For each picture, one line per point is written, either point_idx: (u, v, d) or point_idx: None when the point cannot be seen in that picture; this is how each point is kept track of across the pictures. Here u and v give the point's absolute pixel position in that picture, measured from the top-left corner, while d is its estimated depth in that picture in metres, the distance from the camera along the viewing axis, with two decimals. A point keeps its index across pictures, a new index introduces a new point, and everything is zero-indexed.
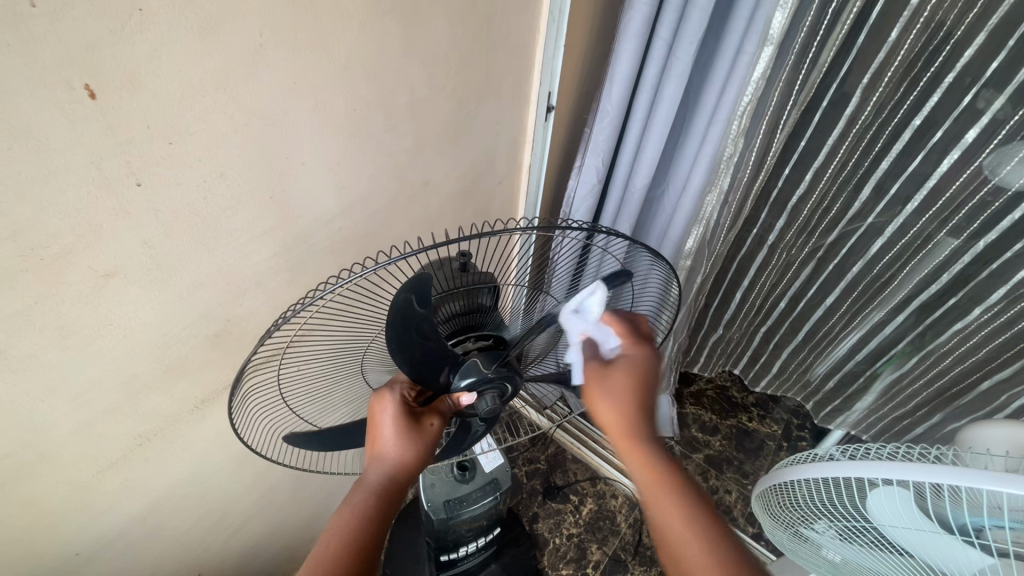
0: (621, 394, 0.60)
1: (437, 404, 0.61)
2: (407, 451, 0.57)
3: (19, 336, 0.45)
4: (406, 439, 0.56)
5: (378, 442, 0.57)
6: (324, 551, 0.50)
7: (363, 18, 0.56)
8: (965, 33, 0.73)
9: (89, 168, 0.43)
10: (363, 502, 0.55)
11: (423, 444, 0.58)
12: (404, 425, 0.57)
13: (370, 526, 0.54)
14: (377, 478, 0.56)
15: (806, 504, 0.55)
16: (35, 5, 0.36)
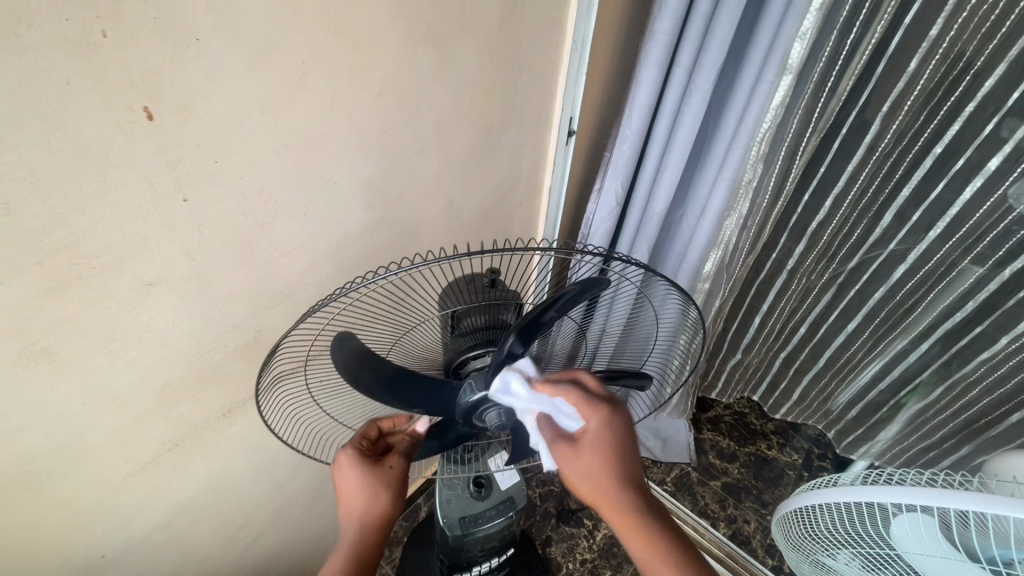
0: (592, 460, 0.56)
1: (396, 446, 0.65)
2: (371, 498, 0.60)
3: (67, 341, 0.47)
4: (365, 489, 0.60)
5: (344, 498, 0.60)
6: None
7: (398, 47, 0.60)
8: (985, 64, 0.74)
9: (143, 184, 0.46)
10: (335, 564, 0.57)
11: (386, 489, 0.61)
12: (364, 476, 0.60)
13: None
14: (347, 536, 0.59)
15: (828, 533, 0.54)
16: (107, 35, 0.39)
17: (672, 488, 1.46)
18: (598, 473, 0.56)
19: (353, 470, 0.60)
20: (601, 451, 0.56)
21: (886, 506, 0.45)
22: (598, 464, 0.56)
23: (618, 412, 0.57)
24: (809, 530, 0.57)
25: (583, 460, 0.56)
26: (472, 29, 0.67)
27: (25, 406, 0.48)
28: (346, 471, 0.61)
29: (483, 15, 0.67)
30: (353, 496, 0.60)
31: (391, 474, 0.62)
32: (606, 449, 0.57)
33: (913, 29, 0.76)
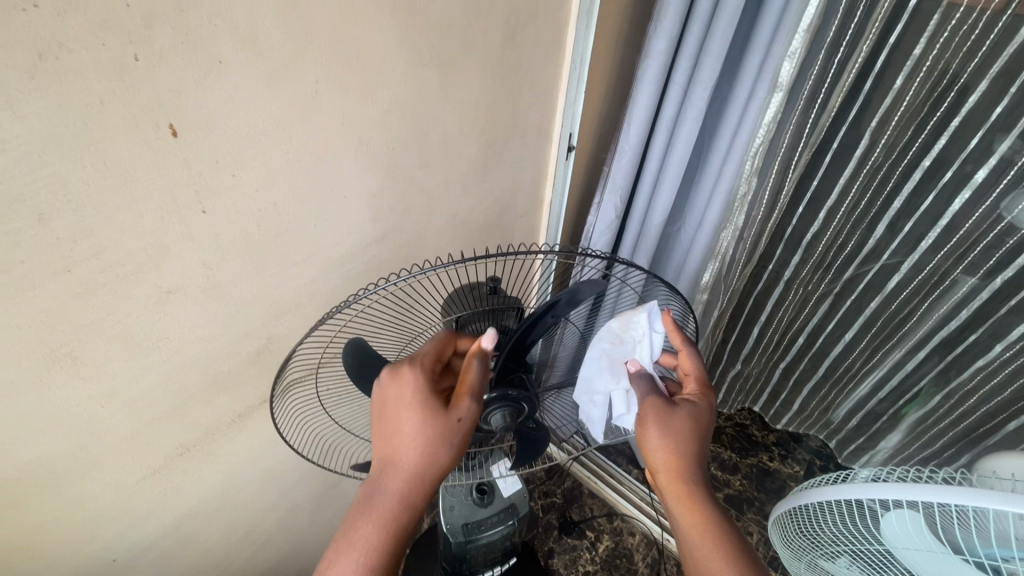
0: (686, 425, 0.62)
1: (466, 381, 0.54)
2: (433, 453, 0.54)
3: (90, 345, 0.50)
4: (430, 441, 0.54)
5: (399, 442, 0.54)
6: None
7: (406, 67, 0.63)
8: (969, 78, 0.77)
9: (166, 197, 0.48)
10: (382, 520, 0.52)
11: (446, 442, 0.54)
12: (430, 422, 0.53)
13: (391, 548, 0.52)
14: (396, 485, 0.53)
15: (824, 532, 0.56)
16: (139, 59, 0.42)
17: None
18: (681, 437, 0.62)
19: (418, 414, 0.53)
20: (693, 425, 0.63)
21: (876, 503, 0.46)
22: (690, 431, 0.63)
23: (710, 402, 0.67)
24: (806, 529, 0.59)
25: (679, 422, 0.62)
26: (475, 51, 0.71)
27: (49, 408, 0.50)
28: (412, 415, 0.53)
29: (485, 37, 0.71)
30: (413, 445, 0.54)
31: (461, 425, 0.54)
32: (696, 423, 0.63)
33: (897, 48, 0.79)
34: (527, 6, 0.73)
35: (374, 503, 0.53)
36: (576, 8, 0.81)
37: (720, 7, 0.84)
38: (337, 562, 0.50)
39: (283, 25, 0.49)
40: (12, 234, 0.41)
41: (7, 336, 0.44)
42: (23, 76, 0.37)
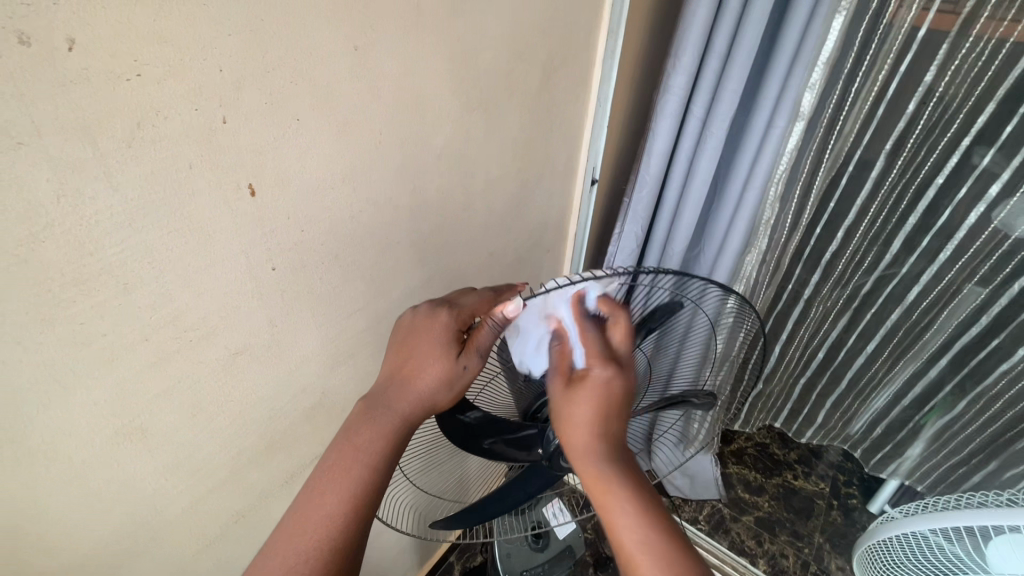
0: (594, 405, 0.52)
1: (475, 339, 0.52)
2: (431, 395, 0.52)
3: (159, 415, 0.47)
4: (428, 382, 0.52)
5: (407, 378, 0.52)
6: (322, 509, 0.48)
7: (456, 112, 0.63)
8: (976, 102, 0.81)
9: (240, 257, 0.47)
10: (370, 450, 0.50)
11: (445, 383, 0.52)
12: (434, 363, 0.52)
13: (377, 486, 0.50)
14: (389, 418, 0.52)
15: (925, 559, 0.59)
16: (225, 120, 0.41)
17: (706, 526, 1.44)
18: (580, 421, 0.52)
19: (430, 351, 0.52)
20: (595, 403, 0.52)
21: (986, 527, 0.51)
22: (590, 410, 0.52)
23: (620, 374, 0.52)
24: (907, 556, 0.62)
25: (582, 401, 0.52)
26: (516, 93, 0.71)
27: (115, 483, 0.47)
28: (420, 352, 0.53)
29: (526, 80, 0.72)
30: (418, 383, 0.52)
31: (462, 376, 0.52)
32: (609, 400, 0.52)
33: (908, 75, 0.83)
34: (560, 49, 0.75)
35: (365, 430, 0.51)
36: (602, 49, 0.83)
37: (737, 43, 0.88)
38: (320, 486, 0.49)
39: (354, 80, 0.49)
40: (98, 305, 0.39)
41: (83, 412, 0.42)
42: (121, 145, 0.36)
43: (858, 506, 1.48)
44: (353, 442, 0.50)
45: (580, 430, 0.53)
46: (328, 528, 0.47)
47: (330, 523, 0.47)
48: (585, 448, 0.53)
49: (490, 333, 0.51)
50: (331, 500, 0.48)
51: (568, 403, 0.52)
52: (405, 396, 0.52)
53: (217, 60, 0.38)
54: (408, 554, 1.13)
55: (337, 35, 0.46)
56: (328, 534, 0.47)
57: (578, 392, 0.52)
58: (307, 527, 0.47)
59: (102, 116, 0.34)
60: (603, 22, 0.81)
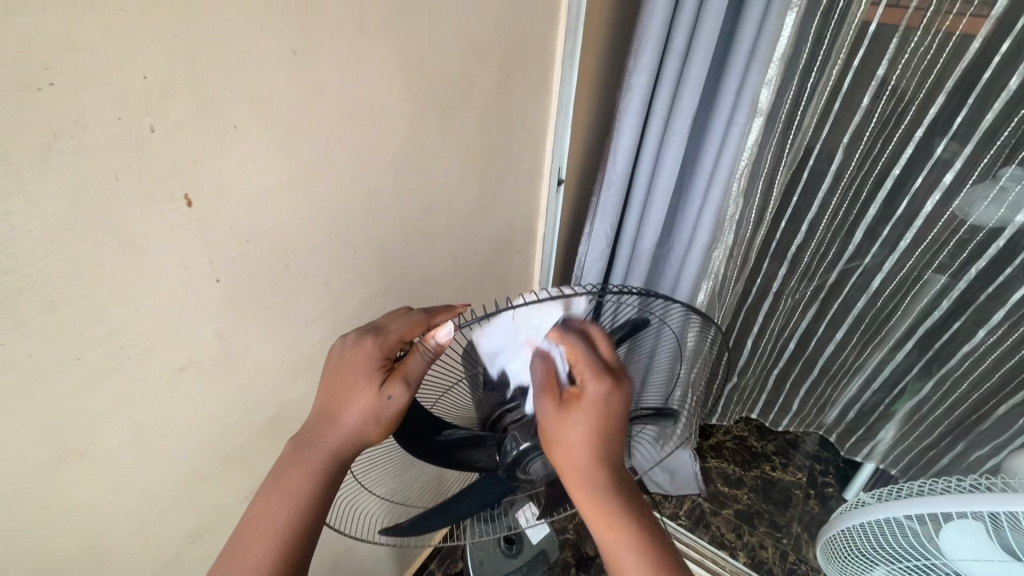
0: (585, 426, 0.51)
1: (404, 367, 0.50)
2: (359, 429, 0.49)
3: (99, 436, 0.46)
4: (355, 416, 0.49)
5: (334, 412, 0.50)
6: (248, 574, 0.43)
7: (409, 116, 0.62)
8: (926, 95, 0.83)
9: (180, 269, 0.45)
10: (297, 494, 0.47)
11: (374, 416, 0.49)
12: (359, 395, 0.49)
13: (309, 531, 0.47)
14: (317, 456, 0.48)
15: (884, 547, 0.61)
16: (154, 130, 0.39)
17: (687, 522, 1.45)
18: (580, 439, 0.51)
19: (356, 383, 0.50)
20: (592, 419, 0.51)
21: (939, 514, 0.52)
22: (580, 430, 0.51)
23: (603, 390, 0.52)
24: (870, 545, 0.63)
25: (571, 423, 0.51)
26: (472, 95, 0.71)
27: (54, 508, 0.45)
28: (345, 384, 0.50)
29: (483, 82, 0.71)
30: (347, 417, 0.49)
31: (388, 407, 0.49)
32: (598, 421, 0.52)
33: (862, 69, 0.85)
34: (516, 51, 0.75)
35: (291, 472, 0.47)
36: (560, 51, 0.83)
37: (695, 41, 0.88)
38: (247, 546, 0.45)
39: (296, 85, 0.48)
40: (20, 325, 0.37)
41: (13, 437, 0.40)
42: (37, 158, 0.34)
43: (834, 493, 1.51)
44: (279, 488, 0.47)
45: (574, 451, 0.51)
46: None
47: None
48: (575, 470, 0.52)
49: (421, 360, 0.51)
50: (259, 560, 0.44)
51: (556, 428, 0.51)
52: (334, 431, 0.49)
53: (141, 67, 0.37)
54: (386, 564, 1.11)
55: (273, 38, 0.44)
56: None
57: (569, 412, 0.51)
58: None
59: (13, 126, 0.33)
60: (560, 22, 0.81)
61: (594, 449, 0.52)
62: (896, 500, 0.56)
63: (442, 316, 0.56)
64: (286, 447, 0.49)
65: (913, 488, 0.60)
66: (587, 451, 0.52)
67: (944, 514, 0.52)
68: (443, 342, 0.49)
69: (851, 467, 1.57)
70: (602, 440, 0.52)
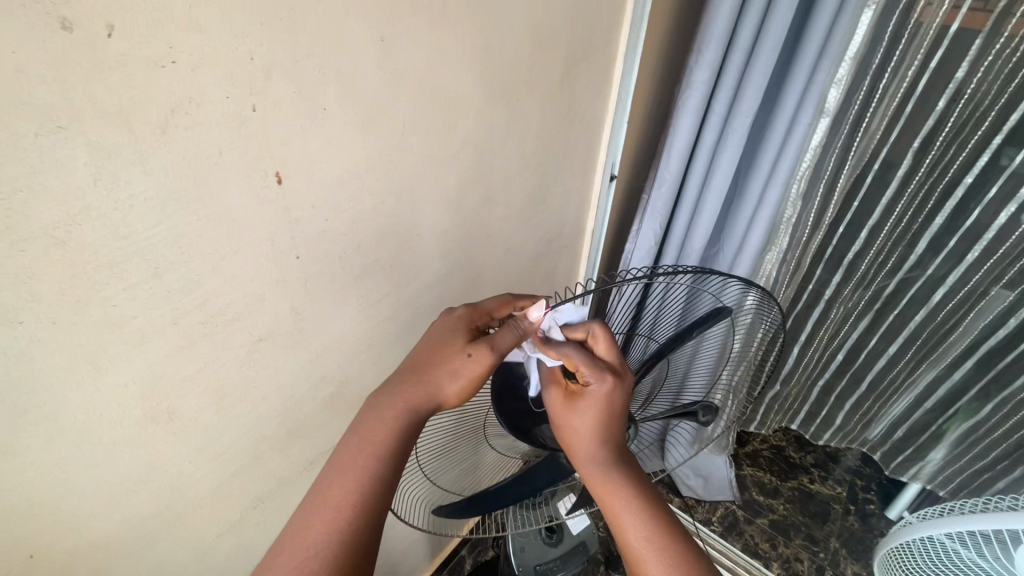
0: (590, 416, 0.53)
1: (492, 338, 0.54)
2: (439, 385, 0.53)
3: (185, 399, 0.48)
4: (439, 370, 0.54)
5: (420, 367, 0.54)
6: (333, 510, 0.46)
7: (478, 105, 0.63)
8: (1009, 100, 0.79)
9: (266, 244, 0.48)
10: (379, 439, 0.50)
11: (456, 375, 0.53)
12: (446, 354, 0.54)
13: (390, 477, 0.49)
14: (398, 405, 0.52)
15: (948, 565, 0.59)
16: (256, 109, 0.41)
17: (719, 528, 1.43)
18: (585, 426, 0.53)
19: (444, 345, 0.55)
20: (595, 409, 0.53)
21: (1008, 533, 0.51)
22: (589, 419, 0.53)
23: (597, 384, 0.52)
24: (928, 561, 0.62)
25: (579, 413, 0.53)
26: (537, 86, 0.71)
27: (142, 464, 0.48)
28: (435, 344, 0.56)
29: (549, 75, 0.72)
30: (430, 373, 0.54)
31: (467, 364, 0.53)
32: (603, 411, 0.53)
33: (940, 71, 0.81)
34: (583, 43, 0.75)
35: (374, 416, 0.51)
36: (624, 45, 0.82)
37: (761, 38, 0.86)
38: (331, 484, 0.48)
39: (380, 71, 0.49)
40: (130, 289, 0.40)
41: (114, 392, 0.43)
42: (155, 131, 0.36)
43: (876, 511, 1.46)
44: (364, 428, 0.51)
45: (582, 439, 0.54)
46: (345, 518, 0.46)
47: (346, 515, 0.46)
48: (587, 458, 0.54)
49: (512, 336, 0.54)
50: (345, 495, 0.47)
51: (565, 415, 0.54)
52: (415, 384, 0.53)
53: (249, 49, 0.39)
54: (420, 547, 1.13)
55: (365, 24, 0.46)
56: (341, 537, 0.46)
57: (576, 402, 0.54)
58: (325, 520, 0.46)
59: (140, 101, 0.35)
60: (626, 16, 0.80)
61: (603, 434, 0.54)
62: (960, 515, 0.55)
63: (526, 301, 0.63)
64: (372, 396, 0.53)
65: (978, 504, 0.59)
66: (594, 439, 0.54)
67: (1013, 532, 0.51)
68: (534, 322, 0.54)
69: (895, 485, 1.52)
70: (610, 427, 0.54)
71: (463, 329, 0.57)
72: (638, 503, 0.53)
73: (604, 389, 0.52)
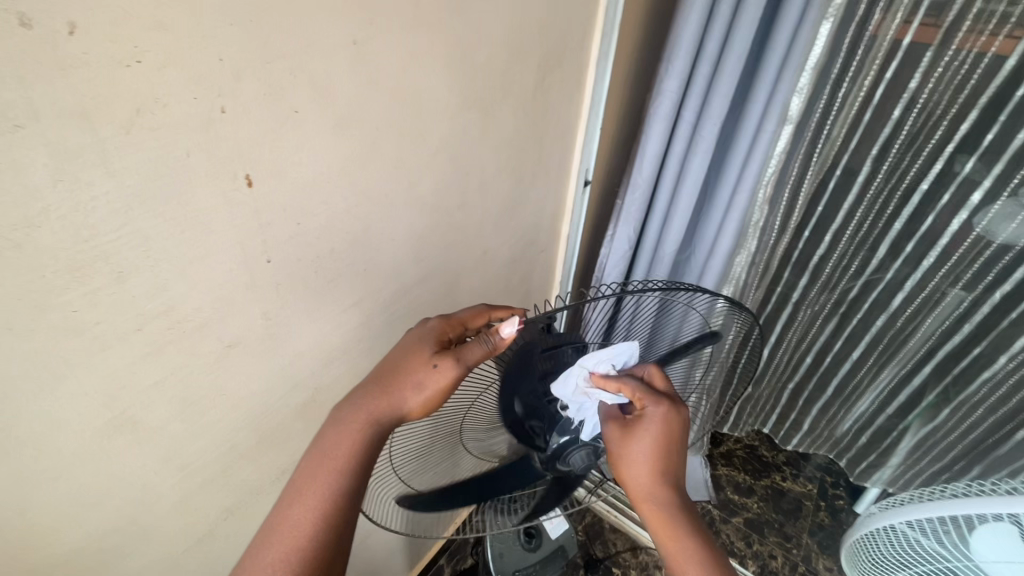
0: (648, 444, 0.57)
1: (461, 351, 0.54)
2: (404, 398, 0.54)
3: (151, 407, 0.47)
4: (405, 381, 0.54)
5: (389, 378, 0.55)
6: (292, 532, 0.47)
7: (452, 111, 0.64)
8: (959, 111, 0.83)
9: (235, 248, 0.47)
10: (339, 456, 0.51)
11: (423, 389, 0.54)
12: (412, 365, 0.55)
13: (350, 495, 0.50)
14: (364, 418, 0.52)
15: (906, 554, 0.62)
16: (224, 111, 0.41)
17: None
18: (648, 455, 0.58)
19: (411, 355, 0.55)
20: (656, 438, 0.57)
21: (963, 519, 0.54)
22: (657, 440, 0.58)
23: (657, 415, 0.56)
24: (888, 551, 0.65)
25: (639, 439, 0.58)
26: (510, 92, 0.72)
27: (104, 477, 0.46)
28: (406, 352, 0.56)
29: (522, 82, 0.73)
30: (397, 384, 0.54)
31: (433, 376, 0.53)
32: (661, 439, 0.58)
33: (894, 82, 0.85)
34: (555, 51, 0.76)
35: (337, 432, 0.51)
36: (596, 53, 0.84)
37: (728, 48, 0.89)
38: (289, 505, 0.48)
39: (353, 74, 0.49)
40: (92, 294, 0.39)
41: (75, 402, 0.41)
42: (120, 132, 0.36)
43: (844, 507, 1.50)
44: (324, 448, 0.51)
45: (641, 466, 0.58)
46: (304, 541, 0.47)
47: (304, 536, 0.47)
48: (647, 488, 0.60)
49: (480, 349, 0.53)
50: (305, 516, 0.48)
51: (624, 443, 0.58)
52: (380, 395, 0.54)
53: (217, 50, 0.38)
54: (397, 556, 1.11)
55: (338, 28, 0.46)
56: (299, 559, 0.46)
57: (631, 434, 0.58)
58: (282, 543, 0.46)
59: (102, 101, 0.34)
60: (597, 23, 0.81)
61: (660, 465, 0.59)
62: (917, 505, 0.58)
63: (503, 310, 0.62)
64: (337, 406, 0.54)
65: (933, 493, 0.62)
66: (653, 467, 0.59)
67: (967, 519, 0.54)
68: (505, 338, 0.52)
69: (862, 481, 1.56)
70: (666, 459, 0.59)
71: (434, 338, 0.57)
72: (688, 528, 0.59)
73: (659, 419, 0.56)
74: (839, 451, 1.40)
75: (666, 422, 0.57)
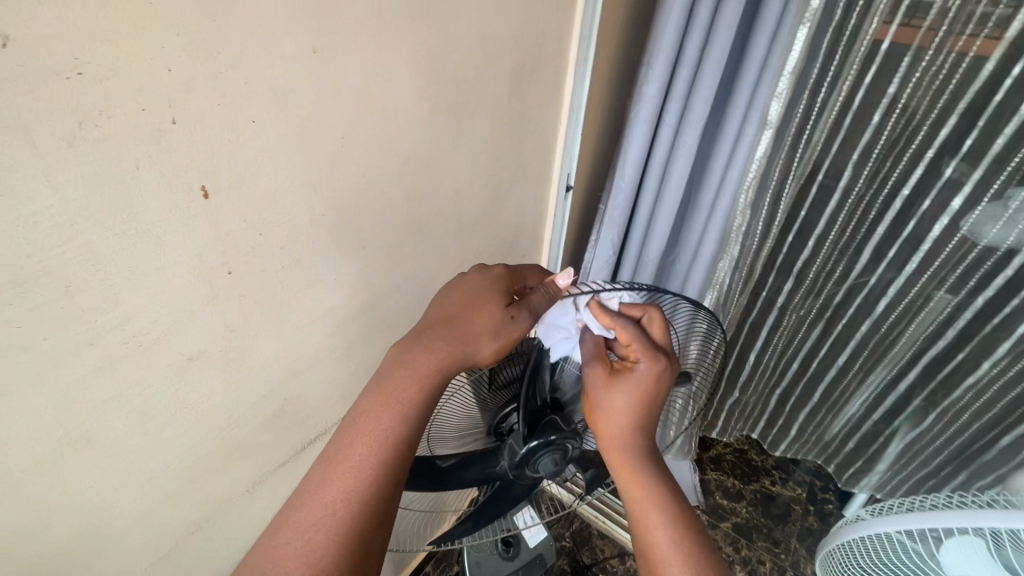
0: (631, 397, 0.56)
1: (531, 300, 0.58)
2: (478, 338, 0.55)
3: (107, 422, 0.46)
4: (478, 321, 0.55)
5: (459, 319, 0.56)
6: (340, 499, 0.46)
7: (422, 118, 0.63)
8: (938, 115, 0.82)
9: (192, 260, 0.46)
10: (393, 407, 0.50)
11: (496, 331, 0.55)
12: (485, 309, 0.56)
13: (401, 449, 0.50)
14: (435, 357, 0.53)
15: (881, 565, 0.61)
16: (175, 121, 0.40)
17: None
18: (630, 408, 0.56)
19: (479, 301, 0.57)
20: (641, 392, 0.56)
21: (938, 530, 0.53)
22: (642, 396, 0.56)
23: (654, 368, 0.55)
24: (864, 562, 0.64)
25: (622, 388, 0.56)
26: (484, 98, 0.71)
27: (59, 493, 0.46)
28: (470, 295, 0.58)
29: (496, 87, 0.72)
30: (471, 324, 0.55)
31: (508, 320, 0.56)
32: (647, 392, 0.56)
33: (873, 87, 0.84)
34: (531, 56, 0.76)
35: (389, 385, 0.51)
36: (574, 57, 0.84)
37: (707, 51, 0.88)
38: (331, 474, 0.47)
39: (313, 82, 0.49)
40: (37, 309, 0.38)
41: (24, 419, 0.40)
42: (61, 145, 0.35)
43: (834, 511, 1.50)
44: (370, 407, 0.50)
45: (620, 415, 0.57)
46: (356, 502, 0.47)
47: (355, 499, 0.47)
48: (622, 440, 0.58)
49: (547, 298, 0.58)
50: (356, 476, 0.47)
51: (608, 387, 0.56)
52: (454, 333, 0.55)
53: (166, 60, 0.38)
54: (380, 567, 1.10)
55: (296, 36, 0.45)
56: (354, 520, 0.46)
57: (617, 381, 0.56)
58: (328, 507, 0.46)
59: (41, 113, 0.33)
60: (574, 28, 0.81)
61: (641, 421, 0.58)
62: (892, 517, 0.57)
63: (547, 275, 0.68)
64: (397, 350, 0.54)
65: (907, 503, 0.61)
66: (631, 421, 0.57)
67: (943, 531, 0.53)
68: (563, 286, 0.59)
69: None
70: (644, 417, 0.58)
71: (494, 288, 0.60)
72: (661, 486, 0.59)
73: (652, 372, 0.55)
74: (826, 455, 1.40)
75: (659, 374, 0.55)
